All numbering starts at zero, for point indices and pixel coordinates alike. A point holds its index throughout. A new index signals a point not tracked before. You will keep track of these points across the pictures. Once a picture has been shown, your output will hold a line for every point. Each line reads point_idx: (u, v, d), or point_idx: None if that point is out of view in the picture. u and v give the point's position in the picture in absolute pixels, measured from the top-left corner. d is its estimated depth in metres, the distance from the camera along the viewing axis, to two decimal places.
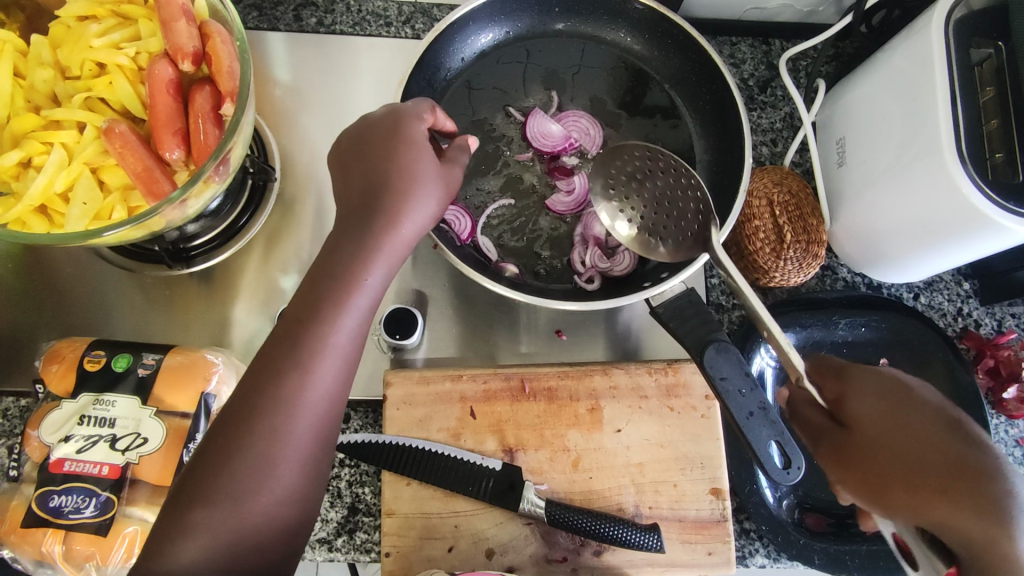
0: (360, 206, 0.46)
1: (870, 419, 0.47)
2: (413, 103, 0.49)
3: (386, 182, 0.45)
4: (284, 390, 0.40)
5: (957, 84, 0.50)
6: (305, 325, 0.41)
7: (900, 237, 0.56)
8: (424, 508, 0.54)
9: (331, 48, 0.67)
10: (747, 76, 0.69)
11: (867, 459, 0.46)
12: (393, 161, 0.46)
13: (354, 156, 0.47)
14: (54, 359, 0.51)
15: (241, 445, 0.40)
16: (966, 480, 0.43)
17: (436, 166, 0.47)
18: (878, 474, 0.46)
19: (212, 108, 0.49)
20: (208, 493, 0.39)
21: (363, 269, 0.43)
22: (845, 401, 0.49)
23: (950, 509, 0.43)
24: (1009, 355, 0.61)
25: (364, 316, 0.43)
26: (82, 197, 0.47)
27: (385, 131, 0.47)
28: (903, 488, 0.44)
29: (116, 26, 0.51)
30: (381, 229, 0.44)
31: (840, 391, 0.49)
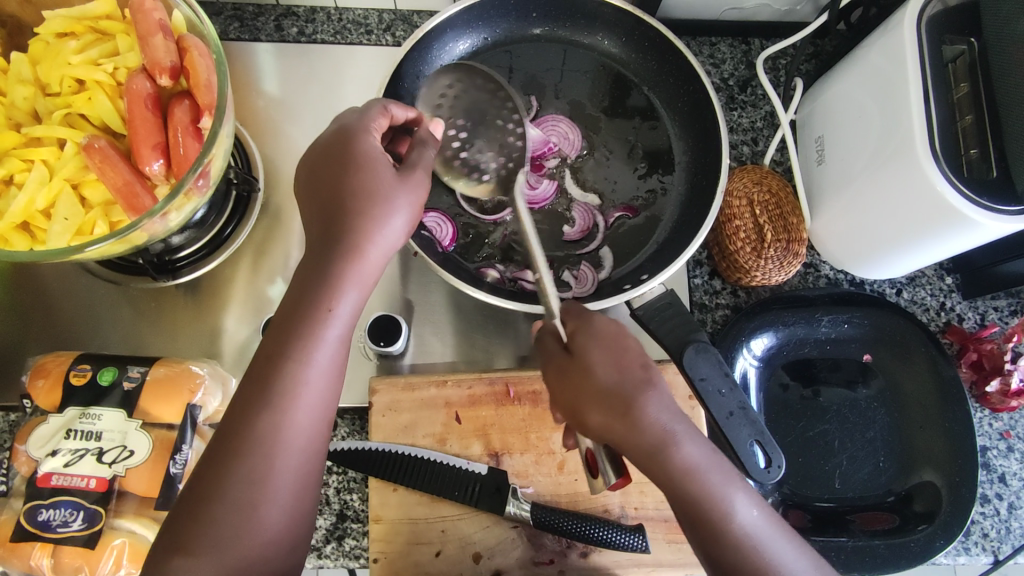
0: (321, 236, 0.45)
1: (603, 361, 0.43)
2: (363, 111, 0.48)
3: (343, 205, 0.45)
4: (260, 429, 0.41)
5: (931, 82, 0.51)
6: (275, 363, 0.41)
7: (878, 233, 0.57)
8: (411, 514, 0.55)
9: (312, 57, 0.68)
10: (726, 77, 0.70)
11: (558, 382, 0.44)
12: (347, 182, 0.45)
13: (311, 183, 0.46)
14: (41, 374, 0.51)
15: (224, 487, 0.40)
16: (669, 443, 0.41)
17: (389, 176, 0.46)
18: (581, 409, 0.42)
19: (191, 122, 0.49)
20: (195, 541, 0.39)
21: (331, 297, 0.43)
22: (575, 339, 0.44)
23: (644, 456, 0.41)
24: (992, 348, 0.61)
25: (337, 344, 0.43)
26: (63, 213, 0.48)
27: (332, 154, 0.46)
28: (613, 430, 0.42)
29: (95, 42, 0.51)
30: (347, 257, 0.44)
31: (577, 327, 0.45)
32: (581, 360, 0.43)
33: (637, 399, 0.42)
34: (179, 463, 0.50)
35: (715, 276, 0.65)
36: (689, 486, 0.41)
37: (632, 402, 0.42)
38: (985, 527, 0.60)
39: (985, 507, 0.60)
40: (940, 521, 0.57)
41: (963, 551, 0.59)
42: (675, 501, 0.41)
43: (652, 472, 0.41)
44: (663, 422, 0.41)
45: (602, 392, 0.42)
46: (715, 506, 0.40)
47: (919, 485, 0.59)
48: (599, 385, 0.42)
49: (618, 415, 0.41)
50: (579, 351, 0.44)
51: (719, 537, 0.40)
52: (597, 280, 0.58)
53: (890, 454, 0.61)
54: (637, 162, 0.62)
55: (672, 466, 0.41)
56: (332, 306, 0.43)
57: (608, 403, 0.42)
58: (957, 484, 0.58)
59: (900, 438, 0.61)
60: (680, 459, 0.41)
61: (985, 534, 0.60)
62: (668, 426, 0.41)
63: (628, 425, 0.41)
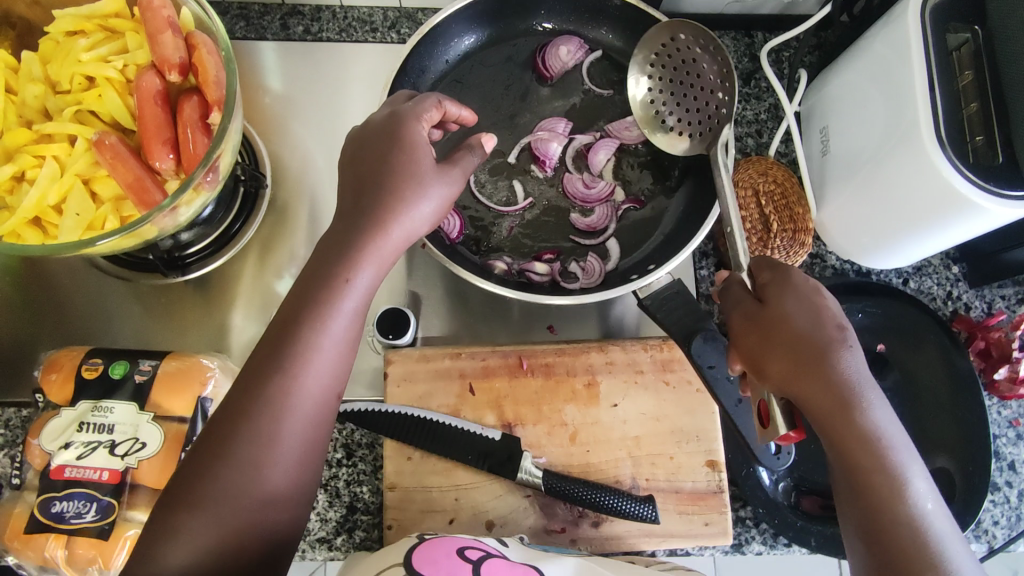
0: (349, 215, 0.45)
1: (805, 312, 0.43)
2: (417, 102, 0.48)
3: (380, 183, 0.45)
4: (272, 390, 0.41)
5: (935, 69, 0.51)
6: (290, 329, 0.42)
7: (885, 222, 0.57)
8: (425, 482, 0.55)
9: (318, 55, 0.68)
10: (730, 69, 0.70)
11: (745, 329, 0.44)
12: (391, 164, 0.46)
13: (354, 158, 0.47)
14: (53, 369, 0.51)
15: (233, 444, 0.40)
16: (862, 402, 0.40)
17: (432, 170, 0.47)
18: (775, 354, 0.42)
19: (200, 117, 0.50)
20: (199, 497, 0.39)
21: (349, 268, 0.43)
22: (769, 290, 0.44)
23: (822, 405, 0.41)
24: (999, 336, 0.61)
25: (352, 317, 0.44)
26: (74, 209, 0.48)
27: (385, 133, 0.46)
28: (794, 376, 0.41)
29: (104, 40, 0.52)
30: (371, 232, 0.44)
31: (772, 279, 0.45)
32: (780, 307, 0.43)
33: (834, 353, 0.41)
34: None
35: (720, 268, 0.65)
36: (870, 450, 0.40)
37: (830, 356, 0.41)
38: (995, 515, 0.60)
39: (995, 495, 0.60)
40: (951, 510, 0.57)
41: (974, 539, 0.59)
42: (846, 461, 0.40)
43: (835, 424, 0.40)
44: (858, 382, 0.41)
45: (800, 340, 0.42)
46: (891, 475, 0.39)
47: (931, 473, 0.59)
48: (793, 332, 0.42)
49: (811, 364, 0.41)
50: (773, 300, 0.44)
51: (889, 510, 0.39)
52: (604, 272, 0.59)
53: None
54: (644, 153, 0.62)
55: (858, 425, 0.40)
56: (349, 277, 0.43)
57: (799, 351, 0.41)
58: (970, 472, 0.58)
59: (912, 428, 0.61)
60: (867, 422, 0.40)
61: (995, 522, 0.60)
62: (861, 388, 0.41)
63: (817, 374, 0.41)
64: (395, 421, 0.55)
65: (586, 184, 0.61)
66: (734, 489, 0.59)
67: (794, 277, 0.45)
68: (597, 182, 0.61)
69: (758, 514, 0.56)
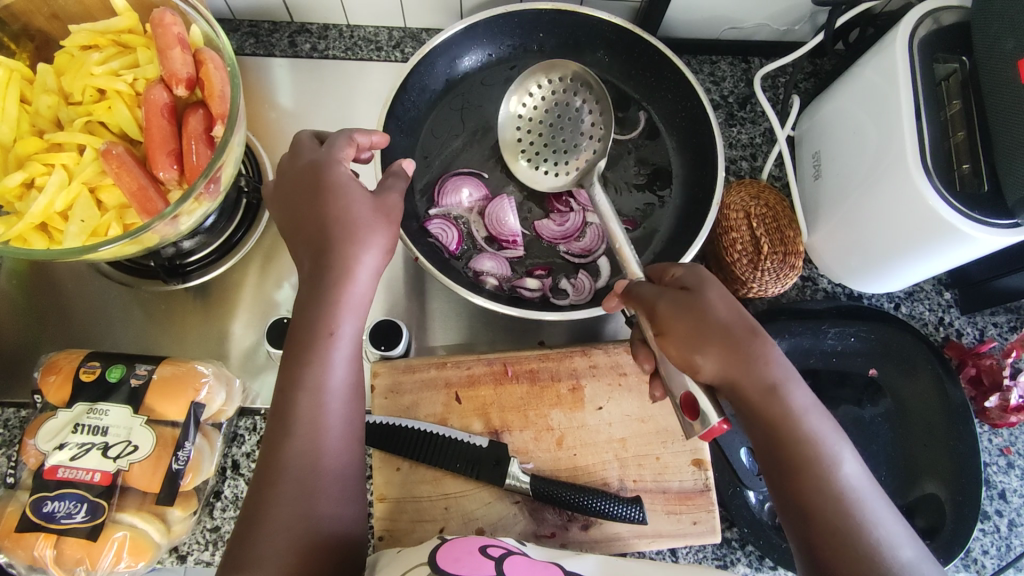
0: (311, 267, 0.47)
1: (772, 354, 0.42)
2: (328, 147, 0.49)
3: (326, 230, 0.46)
4: (295, 445, 0.44)
5: (922, 99, 0.52)
6: (289, 394, 0.44)
7: (874, 248, 0.57)
8: (414, 491, 0.56)
9: (324, 72, 0.70)
10: (726, 94, 0.71)
11: (677, 323, 0.43)
12: (327, 211, 0.46)
13: (292, 221, 0.48)
14: (52, 370, 0.53)
15: (269, 502, 0.44)
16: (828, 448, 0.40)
17: (371, 204, 0.48)
18: (742, 385, 0.41)
19: (204, 130, 0.52)
20: (246, 561, 0.42)
21: (330, 321, 0.45)
22: (689, 283, 0.45)
23: (789, 446, 0.40)
24: (991, 364, 0.62)
25: (348, 363, 0.46)
26: (79, 215, 0.50)
27: (308, 186, 0.48)
28: (765, 411, 0.41)
29: (116, 55, 0.54)
30: (336, 282, 0.45)
31: (687, 273, 0.45)
32: (754, 340, 0.42)
33: (787, 392, 0.41)
34: (182, 460, 0.51)
35: None
36: (797, 424, 0.40)
37: (793, 395, 0.41)
38: (985, 544, 0.59)
39: (985, 523, 0.60)
40: (941, 539, 0.56)
41: (963, 568, 0.59)
42: (807, 512, 0.39)
43: (796, 471, 0.40)
44: (822, 431, 0.40)
45: (763, 379, 0.41)
46: (863, 528, 0.38)
47: (921, 498, 0.59)
48: (752, 367, 0.41)
49: (775, 401, 0.40)
50: (743, 324, 0.42)
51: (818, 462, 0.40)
52: (594, 289, 0.60)
53: (892, 467, 0.61)
54: (638, 176, 0.63)
55: (829, 479, 0.39)
56: (331, 331, 0.45)
57: (754, 384, 0.41)
58: (960, 502, 0.57)
59: (902, 453, 0.61)
60: (831, 471, 0.39)
61: (985, 551, 0.59)
62: (824, 430, 0.41)
63: (788, 412, 0.40)
64: (382, 432, 0.56)
65: (558, 222, 0.62)
66: (723, 510, 0.59)
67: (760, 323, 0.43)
68: (569, 213, 0.62)
69: (744, 533, 0.55)
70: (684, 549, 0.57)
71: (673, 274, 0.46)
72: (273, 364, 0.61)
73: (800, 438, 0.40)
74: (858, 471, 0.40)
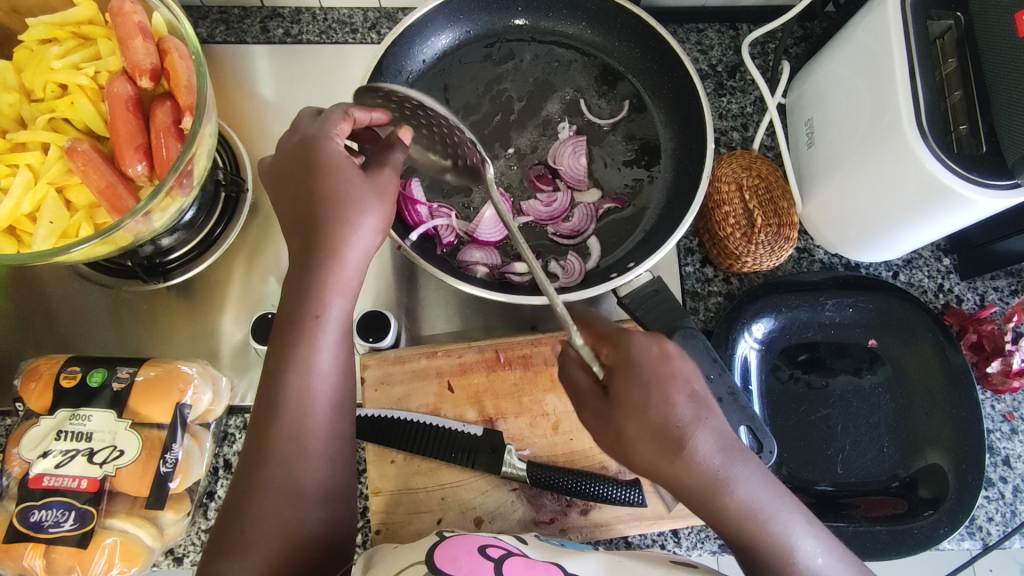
0: (301, 244, 0.45)
1: (716, 445, 0.37)
2: (322, 120, 0.46)
3: (317, 211, 0.44)
4: (288, 431, 0.43)
5: (916, 58, 0.49)
6: (277, 377, 0.43)
7: (872, 216, 0.56)
8: (410, 483, 0.55)
9: (298, 57, 0.68)
10: (714, 63, 0.69)
11: (597, 427, 0.40)
12: (319, 191, 0.44)
13: (284, 195, 0.45)
14: (33, 377, 0.51)
15: (258, 494, 0.42)
16: (781, 534, 0.38)
17: (367, 186, 0.45)
18: (688, 487, 0.38)
19: (172, 123, 0.50)
20: (240, 538, 0.42)
21: (321, 302, 0.43)
22: (619, 373, 0.38)
23: (743, 538, 0.38)
24: (992, 329, 0.60)
25: (337, 347, 0.44)
26: (48, 217, 0.48)
27: (301, 161, 0.45)
28: (712, 510, 0.38)
29: (77, 47, 0.52)
30: (324, 263, 0.44)
31: (617, 360, 0.39)
32: (692, 442, 0.37)
33: (733, 491, 0.38)
34: (170, 462, 0.50)
35: (706, 264, 0.64)
36: (749, 518, 0.38)
37: (741, 491, 0.38)
38: (989, 511, 0.59)
39: (988, 490, 0.59)
40: (945, 508, 0.55)
41: (967, 536, 0.58)
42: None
43: (753, 556, 0.39)
44: (776, 516, 0.38)
45: (705, 483, 0.37)
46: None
47: (924, 469, 0.58)
48: (688, 474, 0.37)
49: (723, 502, 0.38)
50: (677, 425, 0.37)
51: (775, 549, 0.38)
52: (585, 270, 0.58)
53: (893, 438, 0.60)
54: (626, 151, 0.61)
55: (787, 564, 0.38)
56: (320, 312, 0.43)
57: (695, 487, 0.38)
58: (964, 470, 0.56)
59: (903, 423, 0.60)
60: (790, 558, 0.38)
61: (989, 519, 0.59)
62: (778, 514, 0.38)
63: (737, 513, 0.38)
64: (374, 425, 0.55)
65: (545, 203, 0.59)
66: None
67: (705, 409, 0.38)
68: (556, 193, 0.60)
69: None
70: (686, 530, 0.57)
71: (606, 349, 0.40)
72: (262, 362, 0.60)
73: (752, 531, 0.38)
74: (816, 545, 0.39)
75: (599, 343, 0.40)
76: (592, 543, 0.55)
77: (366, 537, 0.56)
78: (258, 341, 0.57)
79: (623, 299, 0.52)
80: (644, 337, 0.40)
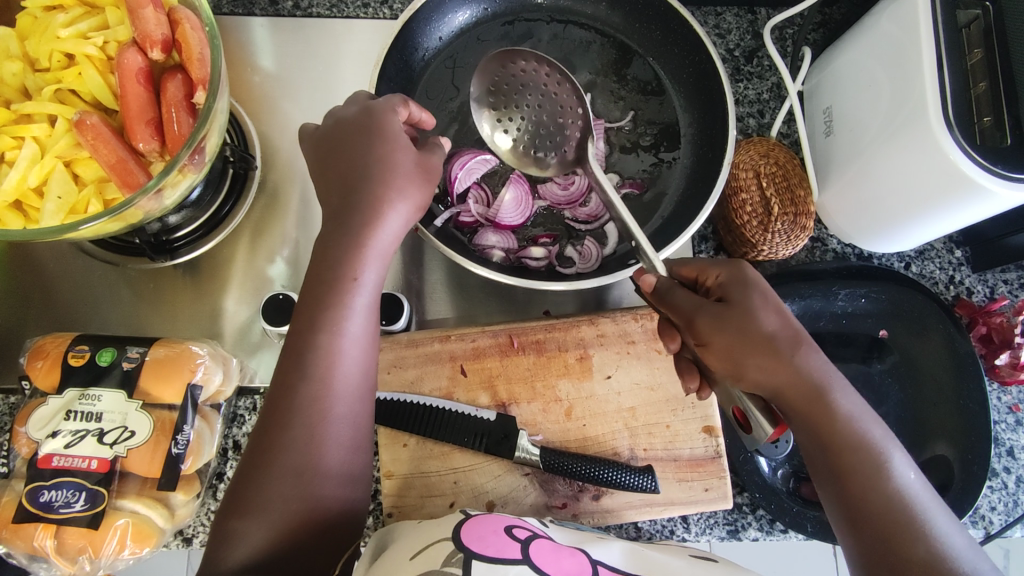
0: (341, 202, 0.45)
1: (819, 360, 0.43)
2: (384, 99, 0.48)
3: (365, 173, 0.45)
4: (297, 408, 0.43)
5: (944, 46, 0.49)
6: (309, 335, 0.43)
7: (890, 207, 0.55)
8: (422, 467, 0.55)
9: (309, 32, 0.66)
10: (732, 47, 0.68)
11: (721, 340, 0.42)
12: (373, 152, 0.45)
13: (335, 152, 0.46)
14: (39, 355, 0.50)
15: (272, 475, 0.42)
16: (879, 456, 0.41)
17: (412, 156, 0.47)
18: (787, 395, 0.42)
19: (184, 97, 0.48)
20: (245, 514, 0.42)
21: (356, 265, 0.44)
22: (732, 290, 0.44)
23: (841, 450, 0.41)
24: (1002, 322, 0.61)
25: (368, 314, 0.45)
26: (56, 191, 0.47)
27: (361, 128, 0.46)
28: (811, 422, 0.42)
29: (84, 16, 0.50)
30: (362, 230, 0.44)
31: (728, 279, 0.44)
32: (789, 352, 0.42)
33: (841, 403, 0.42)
34: (182, 444, 0.49)
35: (720, 251, 0.64)
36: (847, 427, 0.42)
37: (840, 405, 0.42)
38: (992, 501, 0.60)
39: (992, 480, 0.60)
40: (951, 496, 0.56)
41: (970, 524, 0.59)
42: (857, 511, 0.40)
43: (849, 472, 0.41)
44: (877, 437, 0.42)
45: (816, 387, 0.42)
46: (914, 526, 0.40)
47: (931, 460, 0.59)
48: (799, 375, 0.42)
49: (816, 408, 0.42)
50: (770, 332, 0.42)
51: (869, 462, 0.41)
52: (601, 256, 0.58)
53: (902, 430, 0.60)
54: (644, 136, 0.61)
55: (885, 478, 0.41)
56: (356, 277, 0.44)
57: (802, 393, 0.42)
58: (969, 460, 0.57)
59: (913, 414, 0.60)
60: (886, 471, 0.41)
61: (992, 508, 0.60)
62: (872, 433, 0.42)
63: (827, 419, 0.42)
64: (387, 408, 0.55)
65: (562, 185, 0.59)
66: (734, 476, 0.58)
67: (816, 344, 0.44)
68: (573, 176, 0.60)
69: (755, 499, 0.55)
70: (695, 516, 0.57)
71: (715, 280, 0.45)
72: (269, 342, 0.59)
73: (849, 441, 0.41)
74: (908, 470, 0.42)
75: (699, 271, 0.46)
76: (603, 528, 0.55)
77: (377, 519, 0.56)
78: (266, 321, 0.55)
79: None
80: (738, 263, 0.45)
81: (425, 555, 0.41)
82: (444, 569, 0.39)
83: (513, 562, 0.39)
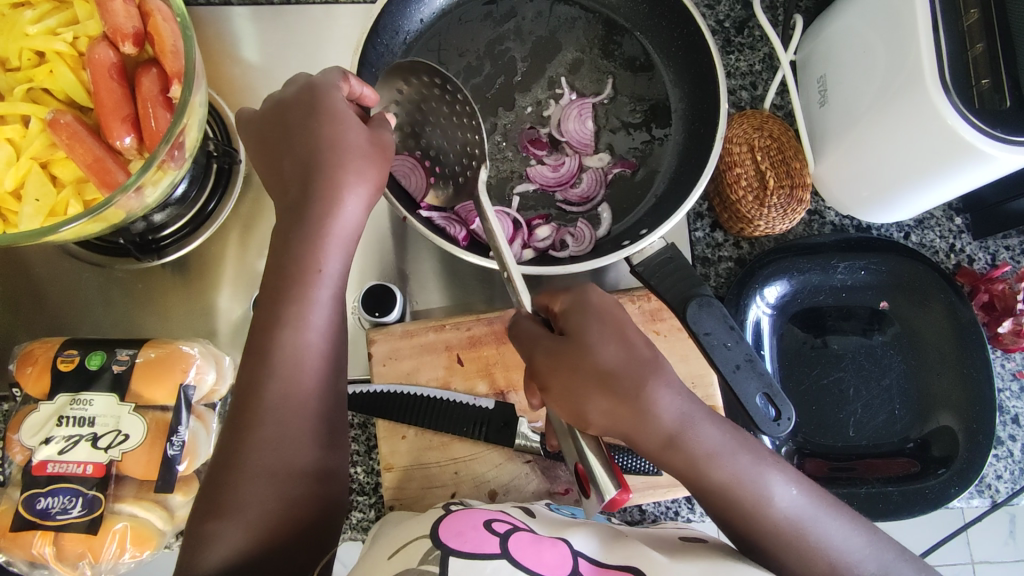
0: (297, 194, 0.44)
1: (670, 397, 0.39)
2: (323, 74, 0.46)
3: (314, 157, 0.44)
4: (286, 408, 0.42)
5: (939, 8, 0.47)
6: (291, 340, 0.42)
7: (890, 175, 0.54)
8: (422, 458, 0.54)
9: (288, 19, 0.64)
10: (722, 18, 0.66)
11: (556, 374, 0.40)
12: (318, 135, 0.44)
13: (282, 143, 0.45)
14: (28, 361, 0.50)
15: (255, 470, 0.42)
16: (750, 491, 0.39)
17: (362, 135, 0.45)
18: (642, 444, 0.39)
19: (160, 91, 0.47)
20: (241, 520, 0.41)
21: (329, 273, 0.43)
22: (570, 320, 0.41)
23: (711, 490, 0.40)
24: (1004, 288, 0.60)
25: (333, 304, 0.44)
26: (34, 194, 0.46)
27: (304, 109, 0.45)
28: (673, 464, 0.40)
29: (52, 11, 0.48)
30: (316, 223, 0.43)
31: (570, 306, 0.42)
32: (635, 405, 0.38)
33: (693, 445, 0.39)
34: (177, 445, 0.49)
35: (716, 228, 0.63)
36: (710, 467, 0.39)
37: (693, 448, 0.39)
38: (998, 470, 0.60)
39: (998, 449, 0.60)
40: (956, 467, 0.56)
41: (976, 494, 0.59)
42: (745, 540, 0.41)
43: (725, 508, 0.40)
44: (737, 470, 0.39)
45: (658, 434, 0.39)
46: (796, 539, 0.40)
47: (936, 431, 0.58)
48: (643, 420, 0.39)
49: (676, 454, 0.39)
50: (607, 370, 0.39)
51: (739, 499, 0.39)
52: (595, 238, 0.57)
53: (906, 403, 0.59)
54: (633, 114, 0.59)
55: (760, 509, 0.40)
56: (321, 267, 0.43)
57: (650, 438, 0.39)
58: (974, 430, 0.56)
59: (916, 385, 0.59)
60: (764, 502, 0.40)
61: (999, 476, 0.60)
62: (731, 467, 0.39)
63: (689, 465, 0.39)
64: (384, 401, 0.54)
65: (553, 167, 0.58)
66: None
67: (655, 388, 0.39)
68: (563, 158, 0.59)
69: None
70: None
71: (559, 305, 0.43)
72: None
73: (717, 480, 0.39)
74: (787, 490, 0.40)
75: (551, 298, 0.44)
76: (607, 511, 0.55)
77: (379, 513, 0.55)
78: None
79: (638, 268, 0.52)
80: (590, 289, 0.44)
81: (403, 554, 0.40)
82: (420, 567, 0.38)
83: (490, 557, 0.39)
